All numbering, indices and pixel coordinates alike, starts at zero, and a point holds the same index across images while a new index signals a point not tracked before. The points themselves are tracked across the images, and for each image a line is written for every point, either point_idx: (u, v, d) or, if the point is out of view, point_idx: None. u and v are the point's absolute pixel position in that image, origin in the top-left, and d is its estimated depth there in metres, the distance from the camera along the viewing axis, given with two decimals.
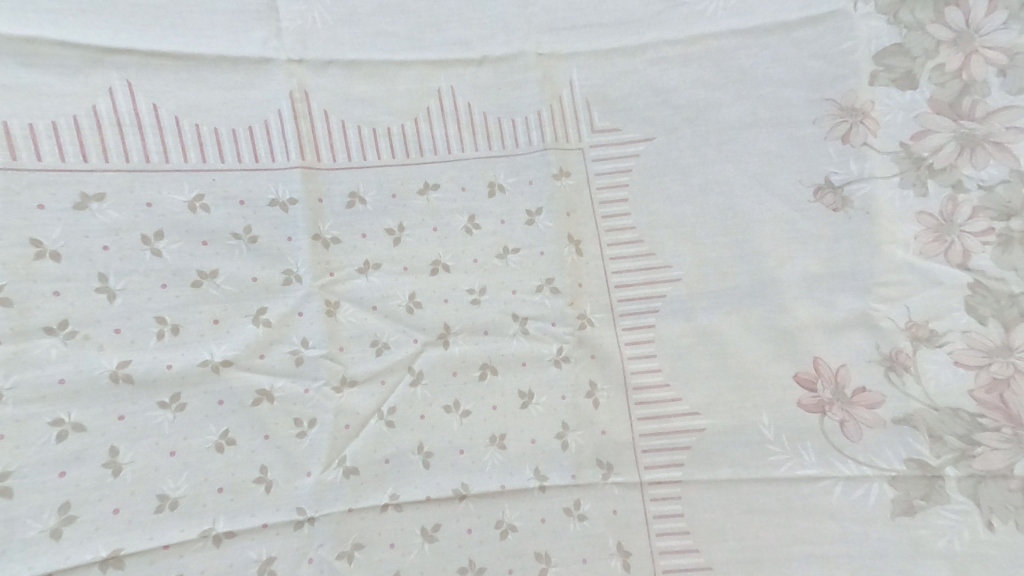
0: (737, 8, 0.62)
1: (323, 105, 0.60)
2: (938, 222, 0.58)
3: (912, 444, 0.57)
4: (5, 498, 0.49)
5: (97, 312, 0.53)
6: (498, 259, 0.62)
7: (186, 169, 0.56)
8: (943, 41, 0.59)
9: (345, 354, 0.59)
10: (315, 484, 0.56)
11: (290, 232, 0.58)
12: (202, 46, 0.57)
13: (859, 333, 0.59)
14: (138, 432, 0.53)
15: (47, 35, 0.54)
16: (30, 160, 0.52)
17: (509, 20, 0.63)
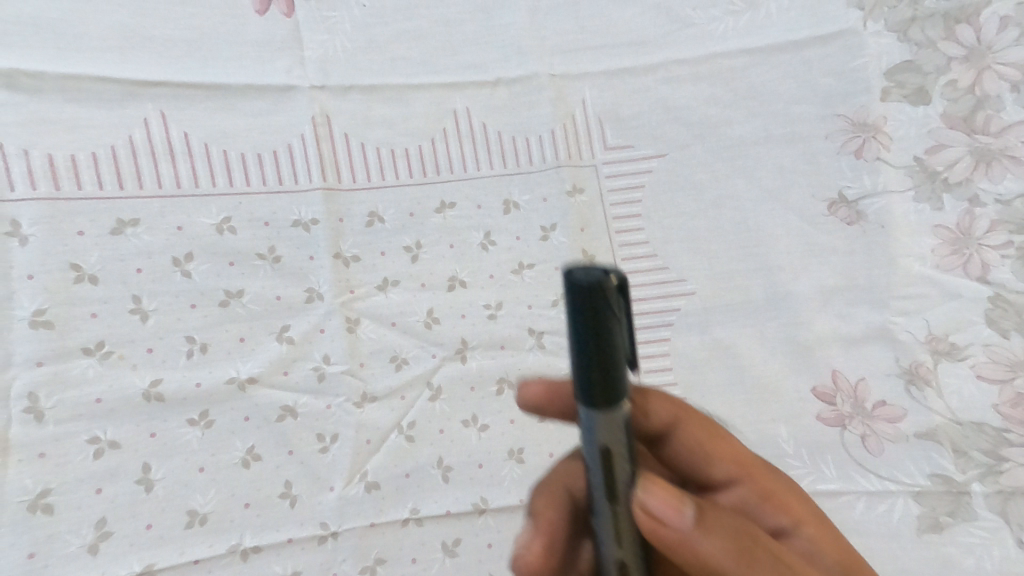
0: (747, 28, 0.64)
1: (343, 128, 0.62)
2: (956, 236, 0.61)
3: (935, 460, 0.57)
4: (46, 514, 0.52)
5: (132, 333, 0.55)
6: (513, 274, 0.63)
7: (214, 193, 0.58)
8: (955, 57, 0.62)
9: (366, 370, 0.60)
10: (338, 499, 0.57)
11: (313, 251, 0.60)
12: (230, 75, 0.60)
13: (877, 347, 0.60)
14: (169, 448, 0.55)
15: (88, 72, 0.57)
16: (71, 190, 0.55)
17: (524, 44, 0.65)
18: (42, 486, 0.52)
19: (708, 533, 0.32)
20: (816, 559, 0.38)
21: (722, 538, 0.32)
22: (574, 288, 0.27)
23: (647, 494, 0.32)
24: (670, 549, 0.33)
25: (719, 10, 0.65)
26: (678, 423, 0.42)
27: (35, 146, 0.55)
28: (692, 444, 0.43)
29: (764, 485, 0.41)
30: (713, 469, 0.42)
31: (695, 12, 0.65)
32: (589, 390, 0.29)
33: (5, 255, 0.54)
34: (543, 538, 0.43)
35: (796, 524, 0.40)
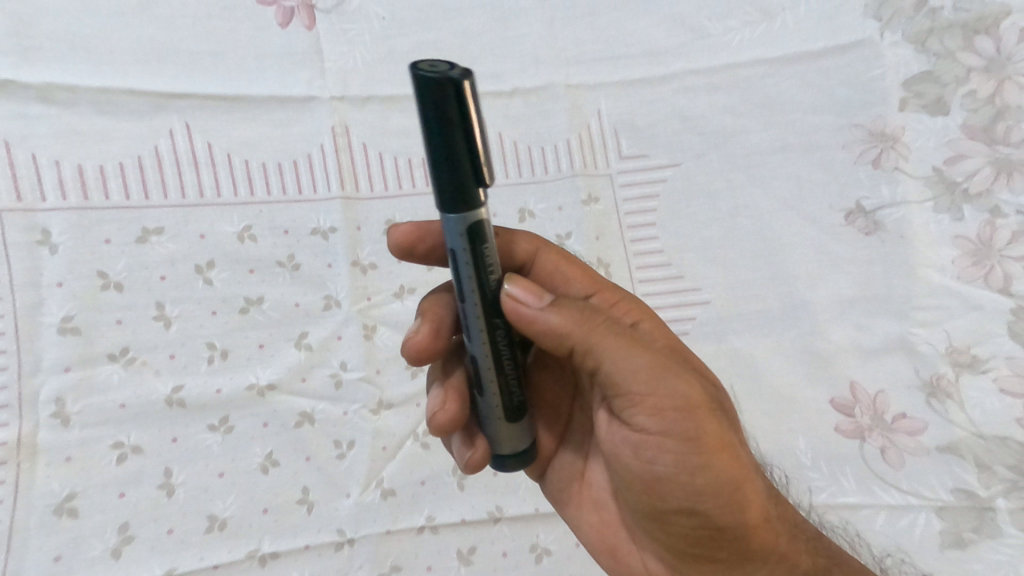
0: (764, 39, 0.64)
1: (362, 137, 0.63)
2: (976, 246, 0.61)
3: (958, 474, 0.57)
4: (71, 517, 0.53)
5: (155, 340, 0.57)
6: None
7: (236, 202, 0.60)
8: (974, 68, 0.62)
9: (382, 377, 0.60)
10: (354, 506, 0.58)
11: (330, 259, 0.61)
12: (253, 87, 0.61)
13: (896, 357, 0.60)
14: (190, 454, 0.56)
15: (116, 84, 0.58)
16: (99, 199, 0.57)
17: (540, 55, 0.64)
18: (68, 490, 0.53)
19: (556, 310, 0.40)
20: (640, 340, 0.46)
21: (565, 312, 0.41)
22: (426, 89, 0.33)
23: (510, 283, 0.40)
24: (523, 329, 0.41)
25: (736, 21, 0.64)
26: (538, 253, 0.49)
27: (64, 157, 0.56)
28: (551, 268, 0.49)
29: (612, 297, 0.48)
30: (570, 287, 0.49)
31: (712, 22, 0.64)
32: (445, 193, 0.35)
33: (35, 262, 0.55)
34: (430, 325, 0.46)
35: (635, 319, 0.46)
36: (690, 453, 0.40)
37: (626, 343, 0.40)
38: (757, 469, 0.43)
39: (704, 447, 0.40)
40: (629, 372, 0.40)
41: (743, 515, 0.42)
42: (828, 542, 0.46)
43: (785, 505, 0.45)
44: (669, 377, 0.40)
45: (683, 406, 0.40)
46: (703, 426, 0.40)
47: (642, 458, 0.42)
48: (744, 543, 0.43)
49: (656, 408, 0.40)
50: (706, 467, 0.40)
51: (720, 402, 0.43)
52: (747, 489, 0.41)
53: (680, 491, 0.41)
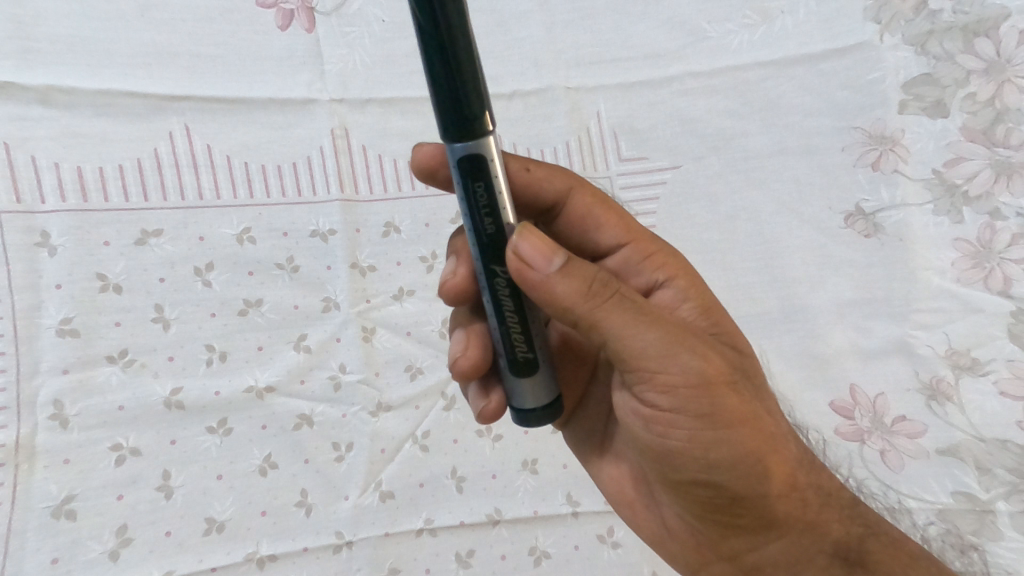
0: (764, 41, 0.64)
1: (362, 140, 0.63)
2: (976, 249, 0.61)
3: (958, 477, 0.58)
4: (70, 520, 0.53)
5: (154, 342, 0.57)
6: None
7: (236, 205, 0.59)
8: (974, 71, 0.62)
9: (381, 380, 0.60)
10: (352, 508, 0.58)
11: (330, 261, 0.61)
12: (252, 89, 0.61)
13: (896, 360, 0.60)
14: (188, 456, 0.56)
15: (116, 86, 0.58)
16: (98, 201, 0.57)
17: (540, 57, 0.63)
18: (66, 493, 0.53)
19: (565, 277, 0.38)
20: (672, 296, 0.49)
21: (573, 279, 0.39)
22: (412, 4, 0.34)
23: (520, 240, 0.39)
24: (533, 292, 0.39)
25: (734, 23, 0.64)
26: (573, 192, 0.50)
27: (64, 159, 0.57)
28: (585, 211, 0.50)
29: (647, 248, 0.50)
30: (603, 234, 0.51)
31: (711, 24, 0.64)
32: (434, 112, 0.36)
33: (35, 265, 0.55)
34: (467, 266, 0.49)
35: (669, 276, 0.49)
36: (707, 428, 0.41)
37: (637, 318, 0.39)
38: (781, 438, 0.43)
39: (722, 424, 0.41)
40: (640, 350, 0.39)
41: (761, 486, 0.43)
42: (859, 510, 0.48)
43: (809, 472, 0.46)
44: (681, 355, 0.40)
45: (696, 384, 0.40)
46: (719, 404, 0.40)
47: (655, 430, 0.42)
48: (764, 508, 0.44)
49: (669, 387, 0.40)
50: (724, 441, 0.41)
51: (741, 373, 0.43)
52: (767, 461, 0.42)
53: (696, 464, 0.42)
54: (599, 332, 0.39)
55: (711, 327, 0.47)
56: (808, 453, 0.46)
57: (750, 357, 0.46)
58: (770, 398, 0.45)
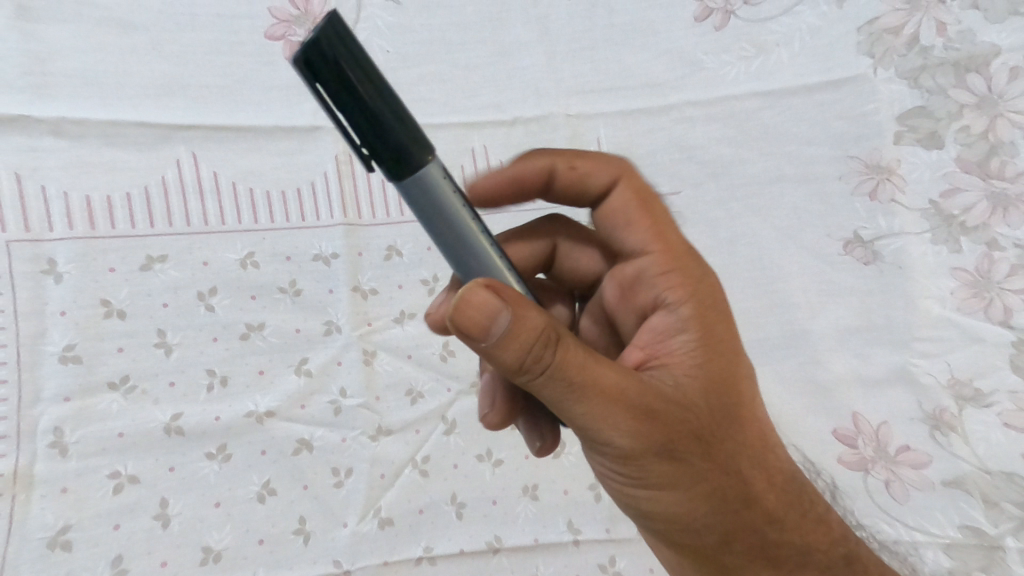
0: (759, 72, 0.65)
1: (365, 166, 0.64)
2: (975, 278, 0.62)
3: (966, 511, 0.57)
4: (65, 551, 0.52)
5: (155, 367, 0.57)
6: None
7: (240, 230, 0.60)
8: (967, 104, 0.63)
9: (381, 404, 0.60)
10: (350, 536, 0.57)
11: (332, 284, 0.61)
12: (259, 118, 0.62)
13: (897, 389, 0.61)
14: (187, 483, 0.55)
15: (127, 117, 0.60)
16: (105, 228, 0.57)
17: (540, 85, 0.64)
18: (61, 523, 0.52)
19: (507, 342, 0.35)
20: (672, 322, 0.44)
21: (514, 344, 0.35)
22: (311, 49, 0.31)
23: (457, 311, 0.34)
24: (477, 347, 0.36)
25: (730, 56, 0.65)
26: (614, 185, 0.48)
27: (73, 188, 0.57)
28: (619, 206, 0.47)
29: (666, 265, 0.46)
30: (630, 241, 0.47)
31: (707, 56, 0.65)
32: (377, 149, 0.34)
33: (40, 292, 0.56)
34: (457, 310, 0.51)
35: (678, 299, 0.44)
36: (640, 485, 0.41)
37: (573, 392, 0.36)
38: (736, 500, 0.43)
39: (653, 485, 0.40)
40: (570, 418, 0.38)
41: (704, 539, 0.43)
42: (852, 568, 0.49)
43: (781, 531, 0.46)
44: (613, 433, 0.38)
45: (625, 456, 0.39)
46: (650, 472, 0.40)
47: (602, 470, 0.43)
48: (717, 558, 0.44)
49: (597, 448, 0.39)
50: (659, 497, 0.41)
51: (700, 440, 0.40)
52: (715, 519, 0.42)
53: (636, 507, 0.43)
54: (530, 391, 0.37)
55: (697, 371, 0.42)
56: (788, 512, 0.46)
57: (733, 412, 0.43)
58: (745, 457, 0.43)
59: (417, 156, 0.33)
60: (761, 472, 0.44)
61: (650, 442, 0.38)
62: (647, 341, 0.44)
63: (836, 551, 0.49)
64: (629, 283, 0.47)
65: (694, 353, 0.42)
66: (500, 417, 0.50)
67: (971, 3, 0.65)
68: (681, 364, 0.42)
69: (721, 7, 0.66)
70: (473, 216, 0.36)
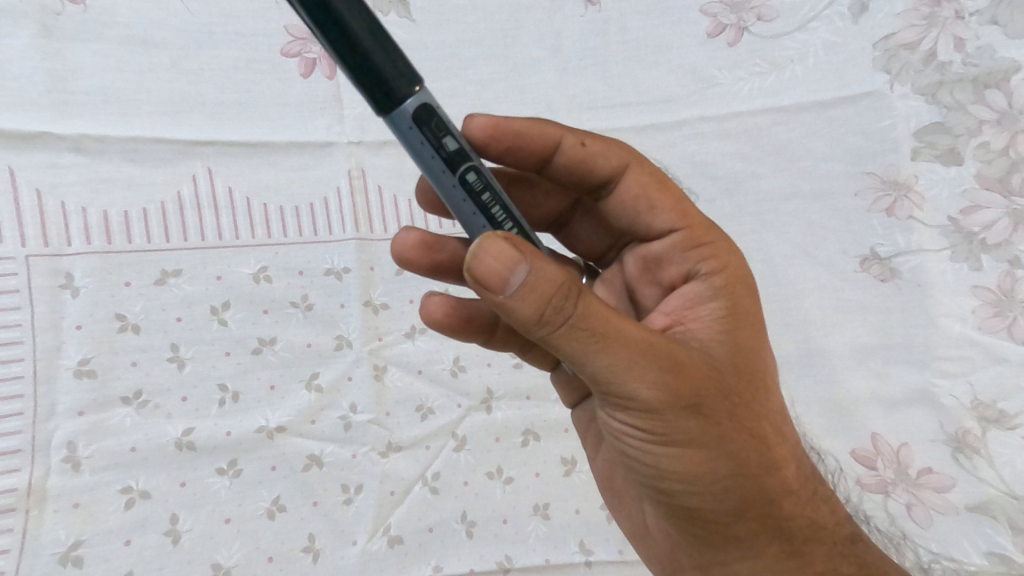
0: (773, 87, 0.65)
1: (377, 180, 0.64)
2: (997, 297, 0.61)
3: (993, 537, 0.57)
4: (76, 567, 0.52)
5: (168, 382, 0.57)
6: None
7: (253, 244, 0.60)
8: (986, 121, 0.63)
9: (392, 420, 0.60)
10: (360, 554, 0.57)
11: (343, 299, 0.61)
12: (274, 133, 0.62)
13: (919, 409, 0.59)
14: (198, 499, 0.55)
15: (144, 132, 0.60)
16: (122, 243, 0.58)
17: (553, 100, 0.64)
18: (74, 538, 0.53)
19: (524, 298, 0.34)
20: (703, 289, 0.45)
21: (535, 298, 0.34)
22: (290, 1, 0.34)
23: (479, 251, 0.34)
24: (494, 305, 0.35)
25: (744, 71, 0.65)
26: (627, 170, 0.48)
27: (90, 203, 0.57)
28: (638, 191, 0.48)
29: (698, 237, 0.47)
30: (655, 220, 0.48)
31: (721, 72, 0.65)
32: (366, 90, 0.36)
33: (57, 307, 0.55)
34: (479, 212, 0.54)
35: (709, 269, 0.46)
36: (660, 445, 0.40)
37: (596, 343, 0.36)
38: (755, 462, 0.42)
39: (673, 444, 0.39)
40: (592, 372, 0.37)
41: (719, 502, 0.42)
42: (859, 551, 0.47)
43: (796, 504, 0.44)
44: (637, 387, 0.37)
45: (648, 411, 0.38)
46: (674, 428, 0.39)
47: (614, 434, 0.41)
48: (728, 524, 0.43)
49: (618, 403, 0.38)
50: (677, 459, 0.40)
51: (724, 398, 0.40)
52: (734, 482, 0.41)
53: (649, 472, 0.41)
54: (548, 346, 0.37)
55: (724, 336, 0.43)
56: (803, 489, 0.45)
57: (757, 375, 0.43)
58: (764, 421, 0.43)
59: (391, 101, 0.35)
60: (780, 440, 0.44)
61: (676, 392, 0.38)
62: (675, 308, 0.45)
63: (844, 532, 0.47)
64: (657, 259, 0.49)
65: (721, 319, 0.44)
66: (401, 248, 0.52)
67: (991, 18, 0.64)
68: (706, 329, 0.43)
69: (734, 22, 0.66)
70: (446, 167, 0.38)
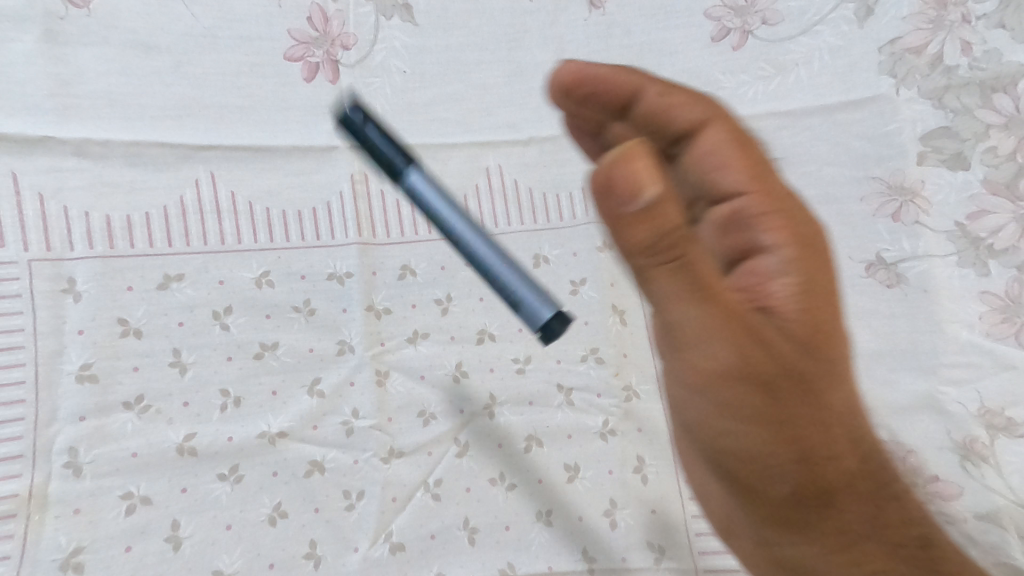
0: (778, 92, 0.65)
1: (380, 185, 0.64)
2: (1005, 303, 0.60)
3: (1002, 547, 0.55)
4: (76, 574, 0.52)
5: (170, 387, 0.56)
6: None
7: (256, 249, 0.60)
8: (993, 125, 0.62)
9: (393, 425, 0.59)
10: (362, 560, 0.56)
11: (345, 304, 0.61)
12: (277, 138, 0.62)
13: (925, 417, 0.59)
14: (199, 505, 0.55)
15: (148, 137, 0.60)
16: (124, 247, 0.57)
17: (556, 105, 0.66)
18: (75, 544, 0.52)
19: (639, 222, 0.36)
20: (774, 261, 0.42)
21: (647, 227, 0.36)
22: None
23: (615, 165, 0.35)
24: (607, 220, 0.37)
25: (749, 75, 0.66)
26: (707, 125, 0.46)
27: (93, 207, 0.57)
28: (715, 145, 0.45)
29: (768, 204, 0.43)
30: (723, 179, 0.45)
31: (725, 76, 0.66)
32: None
33: (59, 311, 0.55)
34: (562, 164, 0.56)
35: (778, 240, 0.42)
36: (722, 414, 0.40)
37: (691, 288, 0.37)
38: (820, 449, 0.41)
39: (738, 416, 0.39)
40: (678, 321, 0.38)
41: (774, 484, 0.41)
42: (931, 553, 0.44)
43: (857, 500, 0.43)
44: (715, 346, 0.38)
45: (721, 376, 0.38)
46: (739, 399, 0.39)
47: (677, 396, 0.42)
48: (785, 508, 0.42)
49: (689, 357, 0.39)
50: (738, 431, 0.40)
51: (797, 377, 0.39)
52: (795, 467, 0.40)
53: (707, 440, 0.41)
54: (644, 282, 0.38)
55: (798, 315, 0.40)
56: (863, 481, 0.43)
57: (833, 360, 0.41)
58: (831, 411, 0.41)
59: None
60: (850, 438, 0.42)
61: (748, 358, 0.38)
62: (743, 280, 0.42)
63: (912, 533, 0.44)
64: (723, 220, 0.44)
65: (794, 295, 0.41)
66: None
67: (998, 22, 0.64)
68: (781, 305, 0.41)
69: (738, 27, 0.67)
70: None
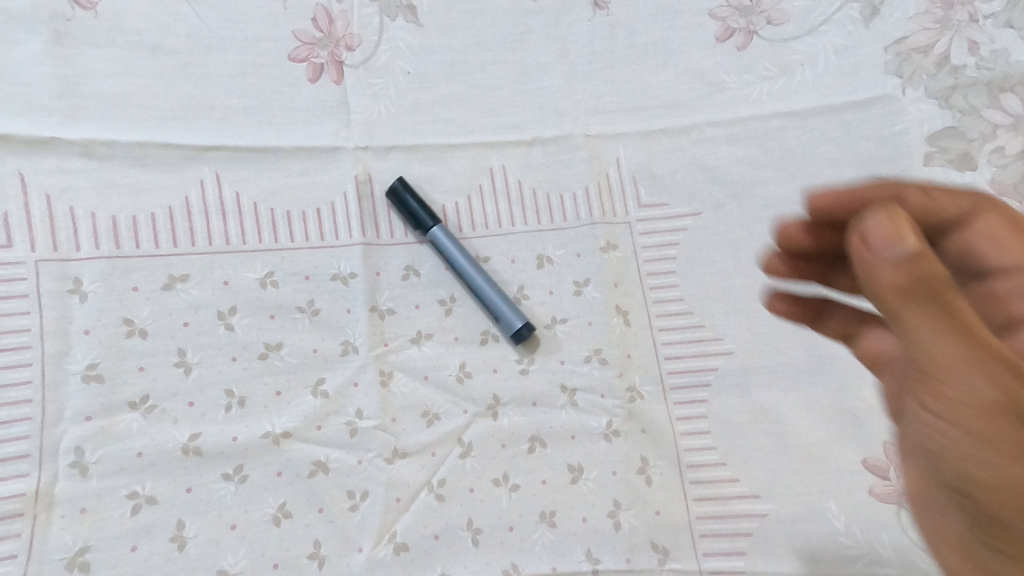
0: (782, 92, 0.66)
1: (384, 186, 0.64)
2: None
3: None
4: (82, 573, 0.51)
5: (175, 386, 0.56)
6: (546, 329, 0.62)
7: (260, 249, 0.60)
8: (1001, 125, 0.62)
9: (397, 426, 0.59)
10: (366, 561, 0.56)
11: (349, 304, 0.61)
12: (282, 139, 0.63)
13: None
14: (204, 505, 0.55)
15: (155, 138, 0.60)
16: (130, 248, 0.58)
17: (562, 106, 0.67)
18: (81, 543, 0.52)
19: (895, 266, 0.34)
20: None
21: (905, 272, 0.34)
22: None
23: (872, 220, 0.35)
24: (859, 269, 0.36)
25: (753, 75, 0.66)
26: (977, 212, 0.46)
27: (99, 208, 0.58)
28: (989, 228, 0.46)
29: None
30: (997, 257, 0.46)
31: (730, 76, 0.66)
32: None
33: (66, 311, 0.55)
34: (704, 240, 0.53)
35: None
36: (976, 454, 0.34)
37: (947, 319, 0.34)
38: None
39: (995, 455, 0.34)
40: (926, 350, 0.34)
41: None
42: None
43: None
44: (976, 376, 0.34)
45: (981, 410, 0.34)
46: (999, 437, 0.34)
47: (922, 444, 0.37)
48: None
49: (944, 396, 0.35)
50: (997, 475, 0.34)
51: None
52: None
53: (953, 489, 0.36)
54: (894, 319, 0.35)
55: None
56: None
57: None
58: None
59: None
60: None
61: (1014, 395, 0.34)
62: None
63: None
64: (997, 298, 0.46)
65: None
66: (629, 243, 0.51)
67: (1006, 22, 0.65)
68: None
69: (743, 27, 0.67)
70: None
